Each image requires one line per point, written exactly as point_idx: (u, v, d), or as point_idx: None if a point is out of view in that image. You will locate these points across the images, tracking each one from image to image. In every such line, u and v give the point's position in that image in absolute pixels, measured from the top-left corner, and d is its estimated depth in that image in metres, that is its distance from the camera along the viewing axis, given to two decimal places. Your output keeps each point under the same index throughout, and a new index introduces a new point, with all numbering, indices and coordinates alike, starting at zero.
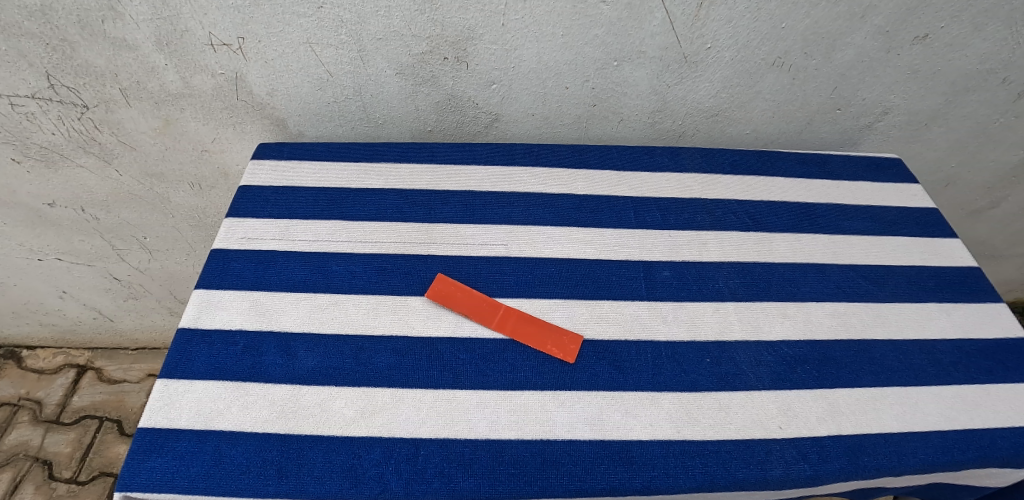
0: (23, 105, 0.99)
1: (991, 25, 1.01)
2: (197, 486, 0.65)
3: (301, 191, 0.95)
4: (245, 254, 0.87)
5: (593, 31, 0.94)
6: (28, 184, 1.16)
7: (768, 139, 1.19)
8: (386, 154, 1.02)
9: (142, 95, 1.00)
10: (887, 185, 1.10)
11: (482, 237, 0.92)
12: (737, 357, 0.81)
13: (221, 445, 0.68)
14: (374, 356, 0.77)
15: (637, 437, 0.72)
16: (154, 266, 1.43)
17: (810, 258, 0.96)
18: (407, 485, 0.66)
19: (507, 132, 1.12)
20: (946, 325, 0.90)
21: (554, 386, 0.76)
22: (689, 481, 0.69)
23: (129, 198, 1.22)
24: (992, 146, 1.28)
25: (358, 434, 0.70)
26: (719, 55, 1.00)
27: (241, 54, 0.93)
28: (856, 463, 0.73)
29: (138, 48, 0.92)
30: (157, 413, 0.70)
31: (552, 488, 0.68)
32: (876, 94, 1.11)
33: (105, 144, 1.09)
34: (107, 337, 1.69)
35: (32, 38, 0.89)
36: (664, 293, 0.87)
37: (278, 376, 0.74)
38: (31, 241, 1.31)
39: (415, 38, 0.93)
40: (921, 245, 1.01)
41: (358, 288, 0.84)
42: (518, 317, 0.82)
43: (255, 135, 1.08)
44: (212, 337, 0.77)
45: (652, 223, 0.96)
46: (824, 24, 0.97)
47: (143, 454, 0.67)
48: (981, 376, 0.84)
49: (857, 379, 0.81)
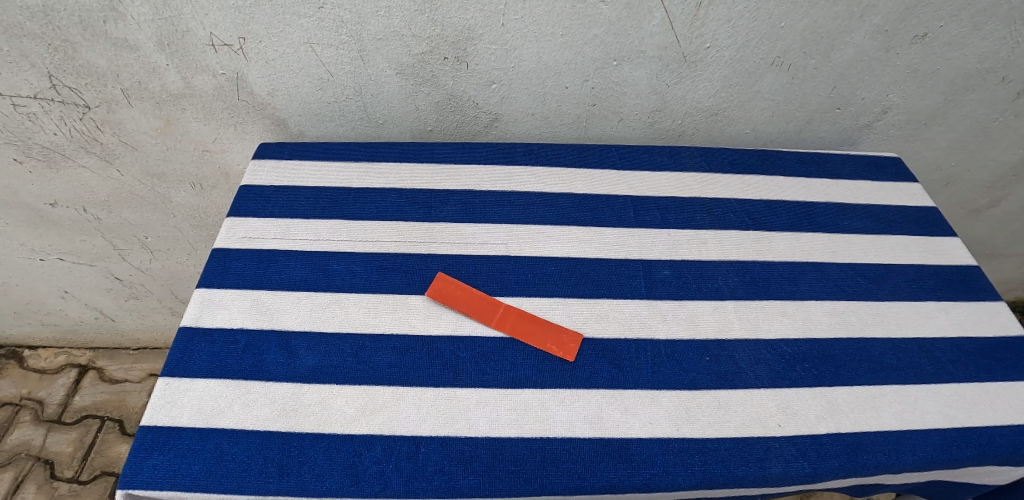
0: (25, 106, 1.00)
1: (990, 24, 1.02)
2: (198, 483, 0.66)
3: (302, 190, 0.95)
4: (246, 253, 0.87)
5: (592, 31, 0.94)
6: (30, 184, 1.16)
7: (767, 139, 1.19)
8: (386, 154, 1.02)
9: (143, 95, 1.00)
10: (886, 184, 1.10)
11: (482, 236, 0.92)
12: (736, 355, 0.81)
13: (223, 443, 0.68)
14: (374, 354, 0.77)
15: (636, 435, 0.72)
16: (156, 266, 1.43)
17: (809, 257, 0.96)
18: (407, 483, 0.67)
19: (507, 131, 1.12)
20: (945, 324, 0.90)
21: (554, 384, 0.76)
22: (689, 478, 0.69)
23: (130, 198, 1.22)
24: (992, 145, 1.28)
25: (358, 432, 0.70)
26: (718, 55, 1.00)
27: (241, 55, 0.94)
28: (855, 460, 0.73)
29: (139, 49, 0.92)
30: (159, 411, 0.71)
31: (551, 485, 0.68)
32: (875, 93, 1.11)
33: (106, 144, 1.09)
34: (109, 337, 1.70)
35: (33, 38, 0.90)
36: (663, 292, 0.87)
37: (279, 375, 0.74)
38: (33, 241, 1.31)
39: (415, 38, 0.93)
40: (920, 243, 1.01)
41: (359, 287, 0.84)
42: (518, 316, 0.82)
43: (256, 135, 1.08)
44: (214, 335, 0.78)
45: (651, 222, 0.96)
46: (822, 23, 0.97)
47: (144, 452, 0.67)
48: (980, 374, 0.84)
49: (856, 378, 0.81)
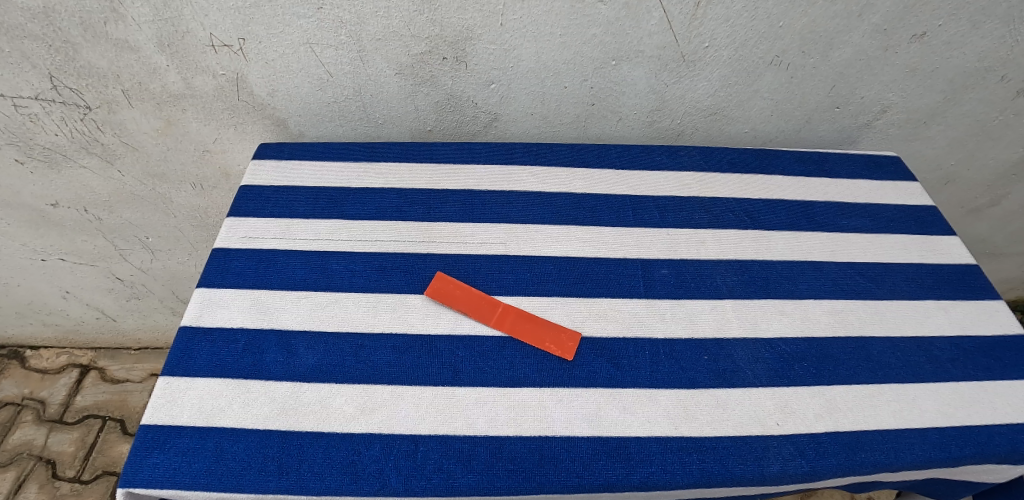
0: (26, 106, 1.00)
1: (989, 23, 1.02)
2: (198, 482, 0.66)
3: (302, 190, 0.96)
4: (245, 253, 0.87)
5: (591, 31, 0.95)
6: (31, 185, 1.17)
7: (767, 138, 1.19)
8: (386, 153, 1.02)
9: (144, 96, 1.01)
10: (885, 183, 1.10)
11: (481, 235, 0.92)
12: (735, 354, 0.82)
13: (223, 441, 0.69)
14: (374, 353, 0.77)
15: (635, 433, 0.72)
16: (157, 266, 1.44)
17: (808, 256, 0.96)
18: (406, 481, 0.67)
19: (507, 131, 1.12)
20: (944, 322, 0.90)
21: (553, 382, 0.76)
22: (687, 477, 0.70)
23: (131, 199, 1.23)
24: (992, 143, 1.28)
25: (357, 431, 0.70)
26: (717, 54, 1.00)
27: (241, 55, 0.94)
28: (853, 459, 0.73)
29: (140, 50, 0.93)
30: (159, 410, 0.71)
31: (550, 484, 0.68)
32: (874, 92, 1.11)
33: (107, 145, 1.10)
34: (110, 337, 1.70)
35: (35, 40, 0.90)
36: (662, 291, 0.88)
37: (279, 374, 0.75)
38: (34, 241, 1.32)
39: (414, 38, 0.93)
40: (919, 242, 1.01)
41: (358, 287, 0.84)
42: (517, 315, 0.82)
43: (256, 135, 1.09)
44: (214, 335, 0.78)
45: (650, 221, 0.97)
46: (821, 22, 0.97)
47: (145, 451, 0.68)
48: (979, 373, 0.84)
49: (855, 376, 0.81)
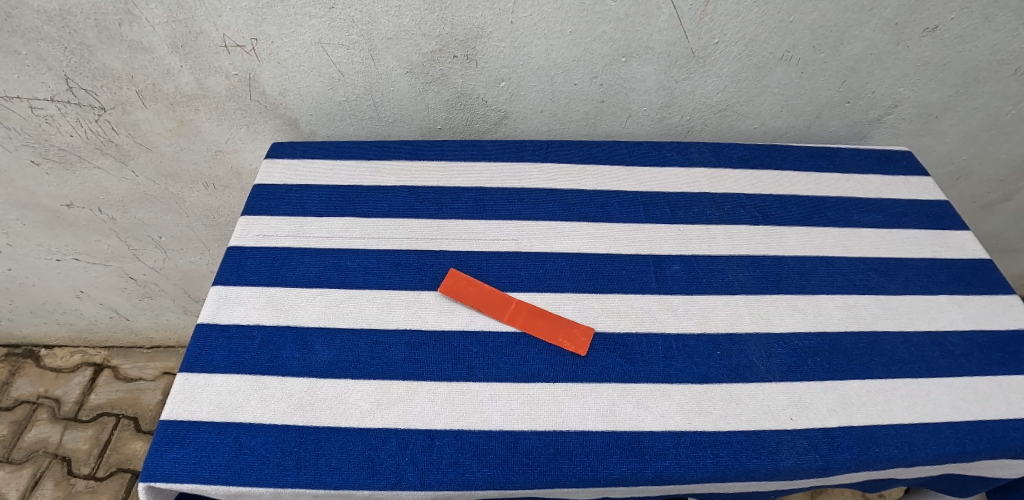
0: (42, 108, 1.02)
1: (1002, 16, 1.01)
2: (218, 476, 0.67)
3: (315, 189, 0.97)
4: (260, 250, 0.88)
5: (600, 28, 0.95)
6: (45, 185, 1.18)
7: (777, 134, 1.19)
8: (397, 151, 1.03)
9: (158, 96, 1.02)
10: (897, 177, 1.09)
11: (493, 232, 0.93)
12: (747, 349, 0.82)
13: (242, 436, 0.70)
14: (388, 349, 0.78)
15: (649, 427, 0.73)
16: (169, 265, 1.45)
17: (820, 252, 0.96)
18: (422, 475, 0.68)
19: (517, 129, 1.13)
20: (958, 317, 0.90)
21: (566, 378, 0.76)
22: (701, 471, 0.70)
23: (143, 198, 1.24)
24: (1004, 137, 1.27)
25: (374, 426, 0.71)
26: (726, 50, 1.00)
27: (253, 56, 0.95)
28: (867, 453, 0.73)
29: (154, 51, 0.94)
30: (178, 406, 0.72)
31: (564, 478, 0.69)
32: (885, 87, 1.11)
33: (122, 145, 1.11)
34: (124, 335, 1.72)
35: (50, 42, 0.91)
36: (674, 286, 0.88)
37: (296, 369, 0.76)
38: (49, 241, 1.33)
39: (425, 36, 0.94)
40: (932, 237, 1.01)
41: (372, 284, 0.85)
42: (530, 311, 0.83)
43: (268, 135, 1.10)
44: (231, 331, 0.79)
45: (660, 217, 0.97)
46: (832, 17, 0.97)
47: (165, 446, 0.69)
48: (993, 368, 0.84)
49: (869, 371, 0.81)
